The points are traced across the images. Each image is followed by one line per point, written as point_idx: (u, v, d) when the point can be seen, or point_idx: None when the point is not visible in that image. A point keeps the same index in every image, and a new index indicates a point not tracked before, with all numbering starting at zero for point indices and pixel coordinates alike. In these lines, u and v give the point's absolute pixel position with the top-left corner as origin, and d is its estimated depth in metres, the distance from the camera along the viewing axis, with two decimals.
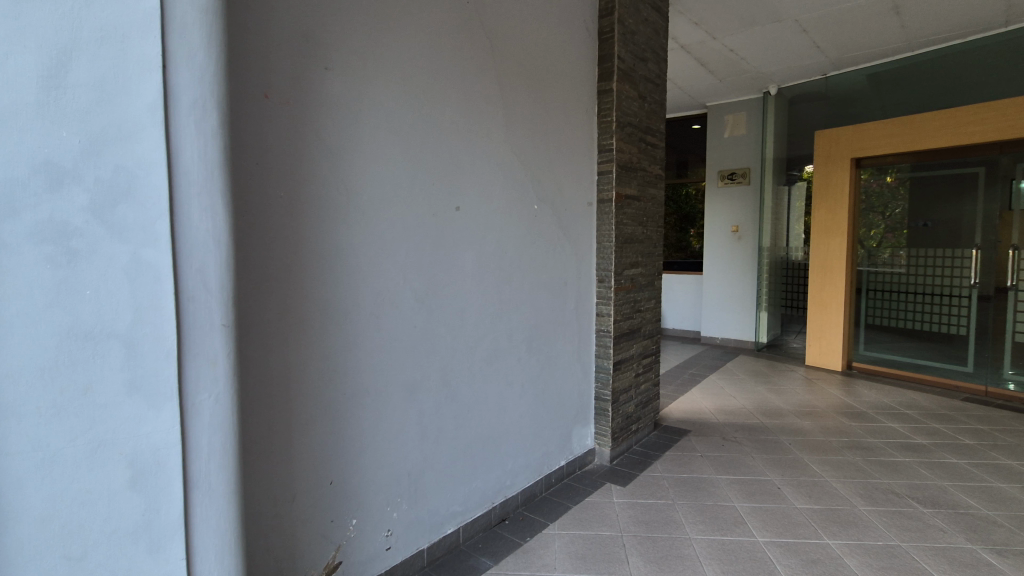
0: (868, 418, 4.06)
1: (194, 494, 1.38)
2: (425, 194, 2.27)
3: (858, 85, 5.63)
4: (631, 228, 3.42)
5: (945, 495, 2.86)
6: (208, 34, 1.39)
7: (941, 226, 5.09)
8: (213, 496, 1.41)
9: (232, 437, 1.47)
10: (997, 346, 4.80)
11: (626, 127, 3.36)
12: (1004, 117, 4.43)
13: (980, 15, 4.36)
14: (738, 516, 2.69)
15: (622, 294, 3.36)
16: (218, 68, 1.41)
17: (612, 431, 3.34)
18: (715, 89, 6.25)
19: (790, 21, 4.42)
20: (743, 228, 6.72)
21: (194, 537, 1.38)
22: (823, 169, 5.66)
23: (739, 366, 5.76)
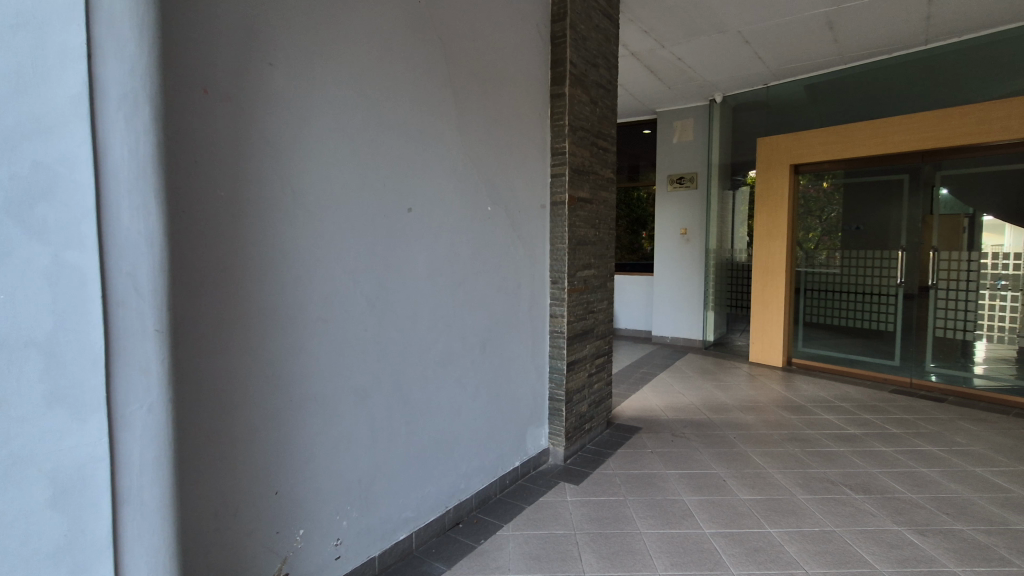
0: (806, 411, 4.28)
1: (124, 510, 1.31)
2: (375, 195, 2.23)
3: (796, 95, 5.94)
4: (584, 231, 3.48)
5: (875, 481, 3.06)
6: (139, 24, 1.32)
7: (871, 229, 5.43)
8: (146, 513, 1.34)
9: (168, 450, 1.40)
10: (920, 341, 5.16)
11: (579, 131, 3.42)
12: (925, 128, 4.77)
13: (903, 33, 4.69)
14: (686, 509, 2.78)
15: (575, 296, 3.41)
16: (149, 60, 1.34)
17: (566, 431, 3.38)
18: (664, 95, 6.45)
19: (733, 32, 4.61)
20: (691, 231, 6.96)
21: (124, 556, 1.31)
22: (765, 175, 5.94)
23: (688, 364, 5.96)
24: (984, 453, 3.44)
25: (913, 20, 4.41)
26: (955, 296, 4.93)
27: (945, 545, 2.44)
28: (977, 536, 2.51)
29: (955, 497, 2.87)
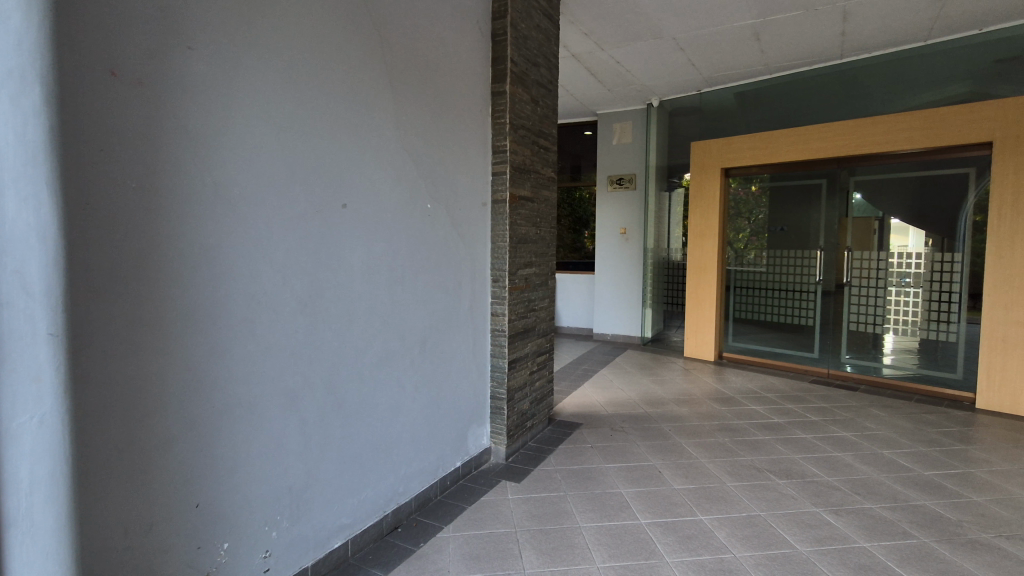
0: (735, 402, 4.50)
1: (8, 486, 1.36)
2: (307, 190, 2.13)
3: (726, 101, 6.24)
4: (525, 229, 3.49)
5: (795, 466, 3.26)
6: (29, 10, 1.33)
7: (794, 230, 5.79)
8: (32, 501, 1.38)
9: (62, 445, 1.42)
10: (836, 334, 5.56)
11: (520, 129, 3.42)
12: (841, 137, 5.13)
13: (821, 47, 5.03)
14: (624, 501, 2.85)
15: (516, 294, 3.41)
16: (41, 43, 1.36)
17: (507, 429, 3.38)
18: (604, 98, 6.59)
19: (668, 39, 4.78)
20: (630, 230, 7.17)
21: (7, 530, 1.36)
22: (698, 177, 6.19)
23: (627, 360, 6.13)
24: (890, 436, 3.76)
25: (830, 35, 4.73)
26: (866, 292, 5.34)
27: (857, 523, 2.63)
28: (884, 512, 2.73)
29: (865, 477, 3.11)
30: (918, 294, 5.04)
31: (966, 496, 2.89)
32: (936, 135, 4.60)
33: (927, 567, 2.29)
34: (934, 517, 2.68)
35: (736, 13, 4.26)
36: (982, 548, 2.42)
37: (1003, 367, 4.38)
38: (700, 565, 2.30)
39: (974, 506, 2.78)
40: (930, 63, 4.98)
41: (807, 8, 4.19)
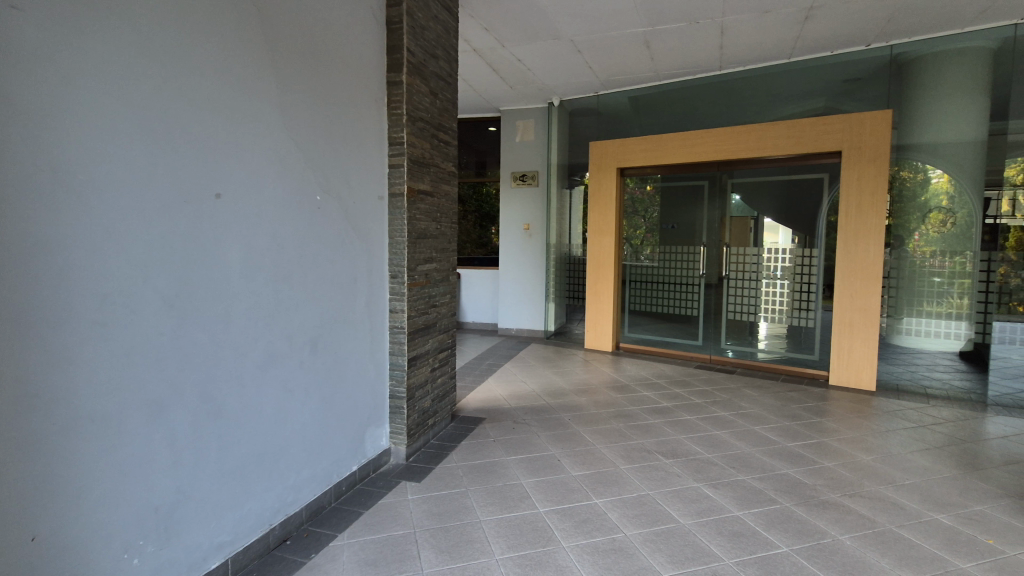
0: (629, 389, 4.77)
1: None
2: (173, 176, 1.92)
3: (621, 105, 6.57)
4: (424, 224, 3.42)
5: (680, 445, 3.52)
6: None
7: (683, 228, 6.23)
8: None
9: None
10: (718, 323, 6.08)
11: (417, 121, 3.33)
12: (721, 142, 5.59)
13: (703, 58, 5.44)
14: (524, 492, 2.90)
15: (416, 290, 3.33)
16: None
17: (407, 429, 3.30)
18: (507, 94, 6.66)
19: (566, 40, 4.91)
20: (533, 226, 7.33)
21: None
22: (596, 175, 6.46)
23: (531, 353, 6.26)
24: (760, 413, 4.17)
25: (710, 48, 5.13)
26: (742, 285, 5.89)
27: (732, 494, 2.89)
28: (754, 483, 3.02)
29: (739, 452, 3.43)
30: (785, 285, 5.62)
31: (819, 462, 3.29)
32: (799, 143, 5.15)
33: (788, 528, 2.57)
34: (793, 482, 3.02)
35: (627, 20, 4.48)
36: (831, 507, 2.76)
37: (850, 349, 5.04)
38: (594, 546, 2.40)
39: (826, 471, 3.18)
40: (792, 79, 5.58)
41: (690, 21, 4.51)
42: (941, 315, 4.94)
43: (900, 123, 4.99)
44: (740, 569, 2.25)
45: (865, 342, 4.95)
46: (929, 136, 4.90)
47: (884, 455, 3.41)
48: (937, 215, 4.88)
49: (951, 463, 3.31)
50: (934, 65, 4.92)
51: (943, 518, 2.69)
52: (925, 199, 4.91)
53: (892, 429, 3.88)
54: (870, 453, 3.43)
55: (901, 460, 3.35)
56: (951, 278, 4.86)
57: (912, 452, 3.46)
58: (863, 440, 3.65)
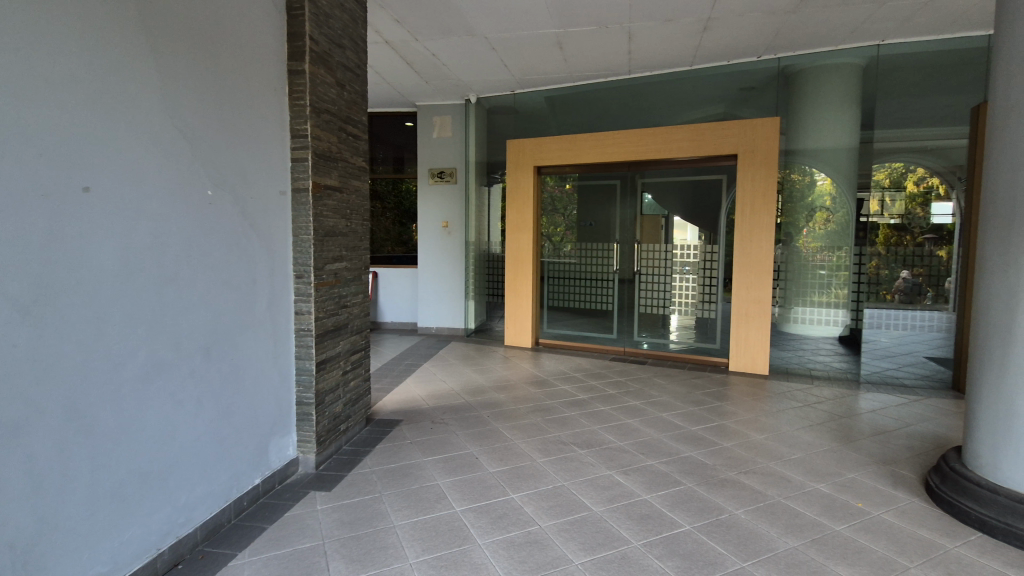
0: (547, 383, 4.87)
1: None
2: (25, 166, 1.69)
3: (538, 104, 6.69)
4: (332, 221, 3.27)
5: (594, 436, 3.63)
6: None
7: (599, 225, 6.43)
8: None
9: None
10: (631, 317, 6.36)
11: (323, 113, 3.18)
12: (631, 143, 5.83)
13: (613, 62, 5.65)
14: (440, 492, 2.86)
15: (323, 290, 3.18)
16: None
17: (317, 436, 3.14)
18: (424, 89, 6.54)
19: (481, 37, 4.91)
20: (452, 224, 7.27)
21: None
22: (514, 173, 6.53)
23: (451, 352, 6.21)
24: (668, 401, 4.41)
25: (619, 52, 5.33)
26: (653, 280, 6.19)
27: (641, 479, 3.03)
28: (661, 467, 3.18)
29: (648, 438, 3.60)
30: (691, 280, 5.98)
31: (719, 443, 3.53)
32: (701, 146, 5.48)
33: (690, 507, 2.73)
34: (696, 464, 3.22)
35: (540, 20, 4.55)
36: (729, 484, 2.98)
37: (747, 337, 5.45)
38: (509, 541, 2.41)
39: (724, 451, 3.42)
40: (695, 85, 5.94)
41: (600, 25, 4.66)
42: (824, 304, 5.46)
43: (787, 129, 5.46)
44: (647, 551, 2.36)
45: (759, 331, 5.38)
46: (811, 142, 5.40)
47: (775, 434, 3.72)
48: (822, 214, 5.38)
49: (830, 437, 3.67)
50: (815, 78, 5.43)
51: (822, 486, 2.98)
52: (811, 199, 5.40)
53: (782, 409, 4.25)
54: (763, 432, 3.73)
55: (790, 437, 3.66)
56: (832, 271, 5.38)
57: (799, 429, 3.80)
58: (757, 420, 3.97)
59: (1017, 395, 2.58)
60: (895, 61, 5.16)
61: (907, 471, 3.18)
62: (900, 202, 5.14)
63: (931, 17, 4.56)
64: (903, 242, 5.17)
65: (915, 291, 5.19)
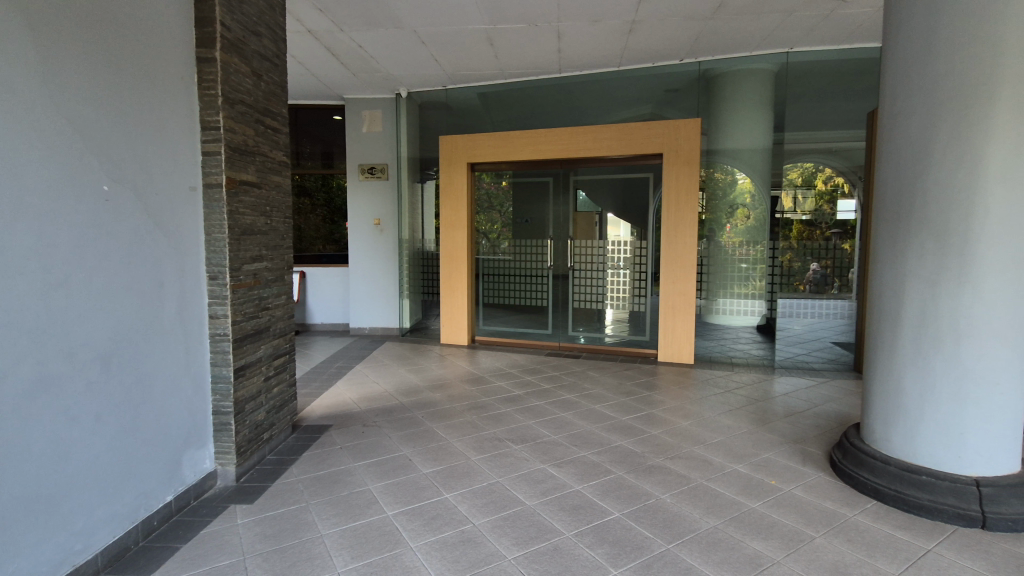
0: (483, 381, 4.87)
1: None
2: None
3: (470, 100, 6.67)
4: (250, 219, 3.09)
5: (529, 430, 3.67)
6: None
7: (534, 222, 6.49)
8: None
9: None
10: (566, 312, 6.48)
11: (237, 104, 2.99)
12: (561, 141, 5.93)
13: (544, 60, 5.71)
14: (372, 497, 2.79)
15: (241, 292, 3.01)
16: None
17: (237, 446, 2.98)
18: (352, 81, 6.33)
19: (409, 30, 4.81)
20: (384, 221, 7.10)
21: None
22: (447, 170, 6.46)
23: (385, 352, 6.07)
24: (600, 393, 4.53)
25: (550, 50, 5.40)
26: (585, 276, 6.34)
27: (573, 470, 3.09)
28: (593, 457, 3.27)
29: (581, 430, 3.68)
30: (622, 274, 6.18)
31: (648, 431, 3.67)
32: (629, 145, 5.66)
33: (620, 494, 2.82)
34: (626, 452, 3.33)
35: (469, 16, 4.52)
36: (656, 470, 3.10)
37: (673, 329, 5.70)
38: (442, 542, 2.39)
39: (651, 438, 3.56)
40: (623, 86, 6.13)
41: (529, 23, 4.69)
42: (745, 296, 5.79)
43: (708, 130, 5.74)
44: (578, 540, 2.41)
45: (685, 323, 5.64)
46: (730, 142, 5.70)
47: (698, 419, 3.91)
48: (742, 211, 5.70)
49: (748, 420, 3.90)
50: (732, 82, 5.74)
51: (740, 467, 3.17)
52: (731, 196, 5.71)
53: (706, 396, 4.48)
54: (688, 419, 3.91)
55: (712, 422, 3.87)
56: (752, 264, 5.71)
57: (721, 415, 4.02)
58: (683, 408, 4.16)
59: (905, 376, 2.86)
60: (804, 68, 5.55)
61: (813, 448, 3.44)
62: (810, 200, 5.63)
63: (832, 28, 4.93)
64: (813, 236, 5.64)
65: (823, 282, 5.65)
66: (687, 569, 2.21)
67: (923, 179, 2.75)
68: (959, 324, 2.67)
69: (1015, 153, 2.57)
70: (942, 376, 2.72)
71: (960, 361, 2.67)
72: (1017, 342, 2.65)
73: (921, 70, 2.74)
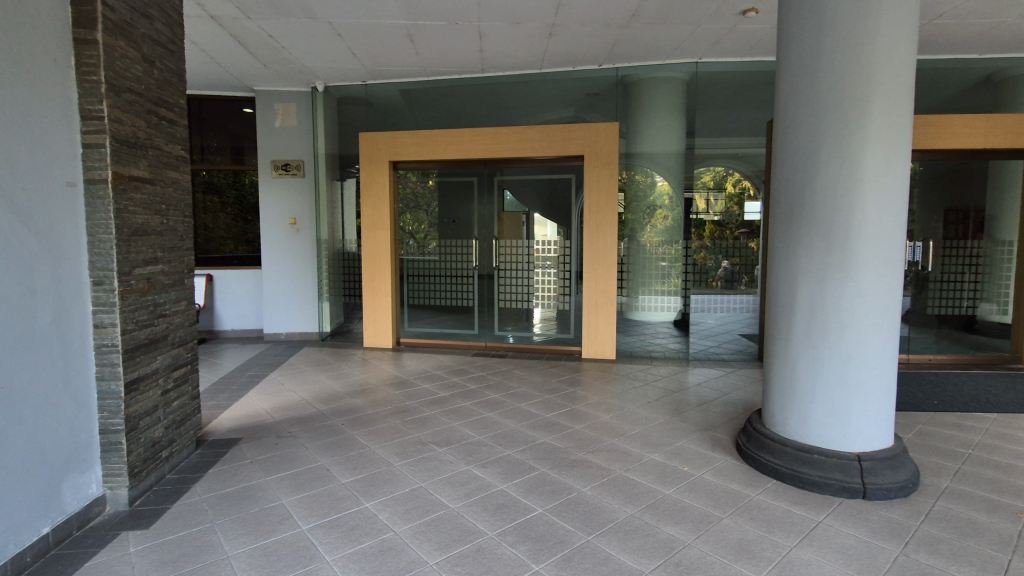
0: (408, 384, 4.77)
1: None
2: None
3: (393, 96, 6.52)
4: (142, 218, 2.84)
5: (453, 433, 3.64)
6: None
7: (460, 222, 6.45)
8: None
9: None
10: (491, 312, 6.50)
11: (125, 93, 2.72)
12: (485, 141, 5.93)
13: (466, 59, 5.69)
14: (285, 512, 2.64)
15: (133, 298, 2.76)
16: None
17: (130, 466, 2.72)
18: (263, 72, 5.98)
19: (324, 22, 4.61)
20: (300, 221, 6.78)
21: None
22: (367, 167, 6.26)
23: (304, 358, 5.80)
24: (525, 391, 4.59)
25: (471, 50, 5.38)
26: (510, 275, 6.40)
27: (498, 470, 3.10)
28: (517, 455, 3.29)
29: (506, 429, 3.70)
30: (547, 274, 6.29)
31: (571, 427, 3.76)
32: (552, 146, 5.76)
33: (543, 491, 2.87)
34: (549, 449, 3.39)
35: (387, 10, 4.42)
36: (577, 464, 3.18)
37: (595, 326, 5.88)
38: (361, 553, 2.31)
39: (574, 433, 3.64)
40: (545, 87, 6.23)
41: (450, 21, 4.66)
42: (662, 292, 6.07)
43: (627, 133, 5.97)
44: (501, 539, 2.42)
45: (607, 320, 5.84)
46: (647, 146, 5.97)
47: (618, 413, 4.06)
48: (660, 212, 5.98)
49: (664, 411, 4.10)
50: (648, 88, 6.01)
51: (656, 456, 3.32)
52: (649, 198, 5.98)
53: (626, 389, 4.66)
54: (609, 413, 4.05)
55: (631, 414, 4.02)
56: (670, 262, 6.01)
57: (639, 407, 4.20)
58: (604, 402, 4.30)
59: (798, 364, 3.12)
60: (712, 77, 5.91)
61: (721, 435, 3.67)
62: (721, 202, 5.91)
63: (736, 41, 5.28)
64: (724, 236, 5.98)
65: (733, 278, 6.03)
66: (605, 559, 2.27)
67: (812, 183, 3.01)
68: (842, 314, 2.95)
69: (885, 161, 2.88)
70: (828, 363, 3.00)
71: (843, 349, 2.96)
72: (888, 329, 2.97)
73: (808, 83, 2.99)
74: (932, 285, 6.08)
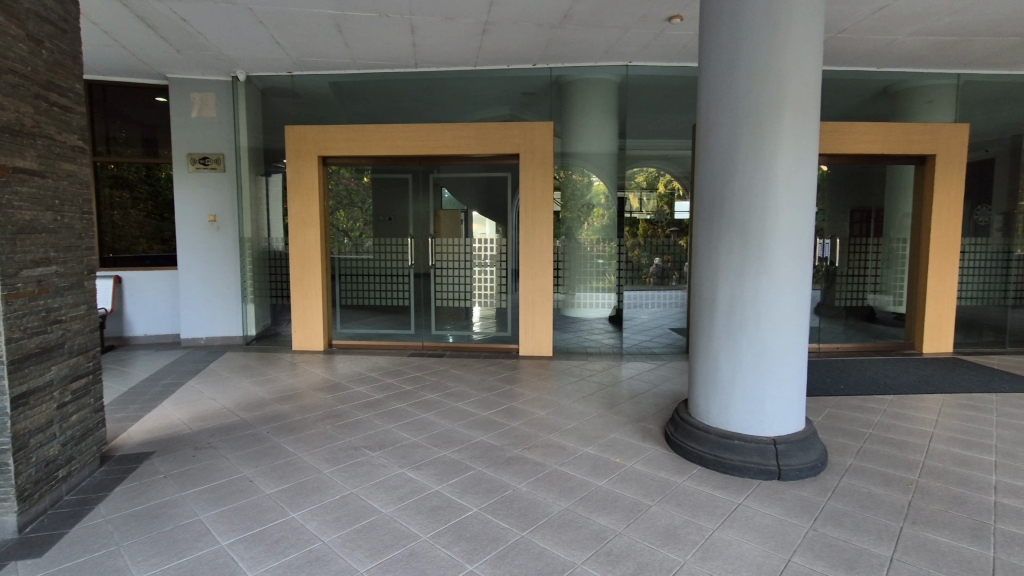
0: (340, 387, 4.62)
1: None
2: None
3: (322, 89, 6.26)
4: (30, 214, 2.56)
5: (388, 436, 3.56)
6: None
7: (396, 219, 6.31)
8: None
9: None
10: (427, 311, 6.41)
11: (7, 74, 2.44)
12: (419, 137, 5.83)
13: (398, 53, 5.57)
14: (203, 528, 2.48)
15: (21, 303, 2.49)
16: None
17: (20, 489, 2.46)
18: (176, 58, 5.58)
19: (244, 7, 4.36)
20: (221, 218, 6.41)
21: None
22: (295, 162, 5.98)
23: (227, 363, 5.47)
24: (462, 390, 4.56)
25: (404, 44, 5.27)
26: (447, 274, 6.34)
27: (433, 471, 3.06)
28: (452, 455, 3.27)
29: (441, 430, 3.66)
30: (484, 272, 6.28)
31: (507, 424, 3.77)
32: (488, 144, 5.76)
33: (478, 490, 2.86)
34: (485, 447, 3.39)
35: None
36: (513, 461, 3.20)
37: (533, 322, 5.94)
38: (286, 566, 2.20)
39: (510, 431, 3.65)
40: (480, 85, 6.21)
41: (380, 13, 4.54)
42: (598, 288, 6.23)
43: (562, 133, 6.07)
44: (435, 541, 2.39)
45: (543, 317, 5.92)
46: (581, 146, 6.10)
47: (553, 408, 4.12)
48: (595, 211, 6.13)
49: (597, 405, 4.21)
50: (582, 89, 6.13)
51: (589, 449, 3.40)
52: (584, 197, 6.11)
53: (562, 385, 4.74)
54: (545, 409, 4.09)
55: (566, 409, 4.09)
56: (605, 259, 6.18)
57: (574, 402, 4.28)
58: (540, 398, 4.35)
59: (719, 356, 3.29)
60: (642, 80, 6.11)
61: (652, 426, 3.81)
62: (653, 201, 6.13)
63: (663, 47, 5.50)
64: (655, 234, 6.21)
65: (663, 274, 6.27)
66: (539, 553, 2.30)
67: (729, 184, 3.18)
68: (757, 308, 3.14)
69: (795, 164, 3.09)
70: (746, 355, 3.18)
71: (759, 341, 3.15)
72: (798, 321, 3.19)
73: (727, 89, 3.15)
74: (840, 278, 6.59)
